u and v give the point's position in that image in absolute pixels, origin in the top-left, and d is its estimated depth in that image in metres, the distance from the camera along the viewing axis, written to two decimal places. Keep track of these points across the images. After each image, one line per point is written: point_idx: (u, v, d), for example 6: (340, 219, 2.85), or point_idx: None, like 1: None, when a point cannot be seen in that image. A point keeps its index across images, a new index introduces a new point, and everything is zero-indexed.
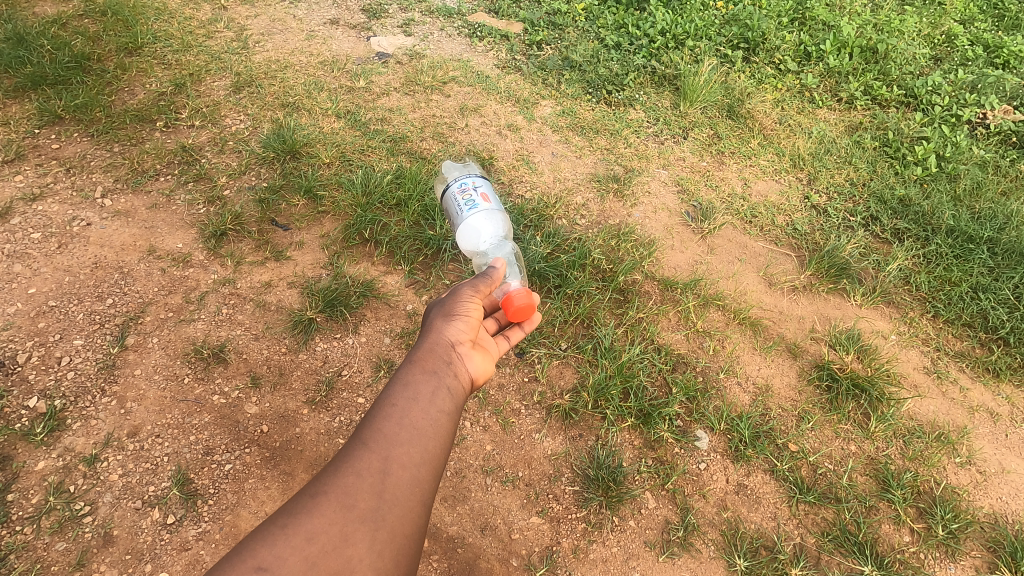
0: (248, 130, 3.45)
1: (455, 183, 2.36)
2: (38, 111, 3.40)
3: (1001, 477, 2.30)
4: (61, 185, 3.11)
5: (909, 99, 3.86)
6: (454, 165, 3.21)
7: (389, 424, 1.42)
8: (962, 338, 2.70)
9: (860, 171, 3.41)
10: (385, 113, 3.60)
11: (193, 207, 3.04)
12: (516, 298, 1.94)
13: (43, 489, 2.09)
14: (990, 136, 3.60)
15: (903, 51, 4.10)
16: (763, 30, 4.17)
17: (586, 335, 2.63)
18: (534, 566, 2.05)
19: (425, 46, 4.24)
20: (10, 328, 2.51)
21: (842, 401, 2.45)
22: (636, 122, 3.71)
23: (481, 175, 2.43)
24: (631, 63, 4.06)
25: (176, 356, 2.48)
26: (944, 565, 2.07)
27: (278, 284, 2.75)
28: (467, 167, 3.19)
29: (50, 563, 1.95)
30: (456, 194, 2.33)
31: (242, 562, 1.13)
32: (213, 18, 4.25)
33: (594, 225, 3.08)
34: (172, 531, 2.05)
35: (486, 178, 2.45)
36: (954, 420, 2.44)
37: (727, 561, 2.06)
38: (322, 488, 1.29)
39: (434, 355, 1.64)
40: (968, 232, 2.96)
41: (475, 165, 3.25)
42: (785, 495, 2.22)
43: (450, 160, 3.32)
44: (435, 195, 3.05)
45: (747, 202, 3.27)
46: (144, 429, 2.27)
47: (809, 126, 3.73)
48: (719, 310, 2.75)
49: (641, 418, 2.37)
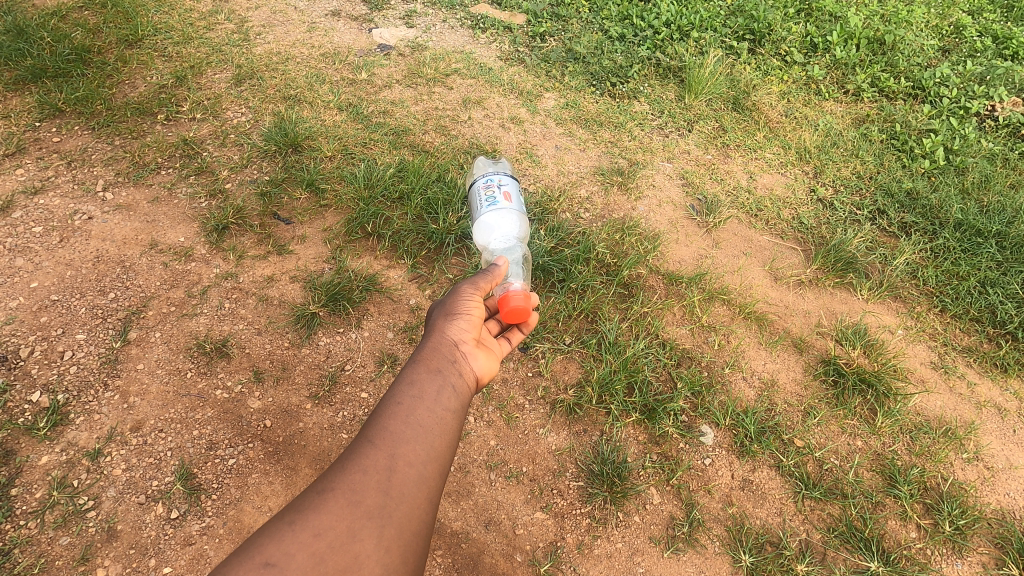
0: (249, 123, 3.42)
1: (483, 178, 2.44)
2: (38, 105, 3.39)
3: (1009, 474, 2.28)
4: (62, 178, 3.10)
5: (918, 91, 3.81)
6: (486, 161, 3.24)
7: (395, 423, 1.42)
8: (971, 332, 2.67)
9: (867, 165, 3.38)
10: (388, 106, 3.57)
11: (195, 201, 3.02)
12: (516, 298, 1.92)
13: (46, 483, 2.09)
14: (999, 128, 3.56)
15: (911, 43, 4.07)
16: (768, 21, 4.16)
17: (590, 329, 2.61)
18: (538, 562, 2.04)
19: (427, 38, 4.20)
20: (12, 322, 2.51)
21: (848, 396, 2.43)
22: (640, 115, 3.67)
23: (511, 176, 2.48)
24: (635, 54, 4.02)
25: (178, 350, 2.47)
26: (951, 562, 2.05)
27: (280, 278, 2.74)
28: (498, 163, 3.22)
29: (54, 558, 1.94)
30: (481, 188, 2.41)
31: (250, 558, 1.12)
32: (214, 10, 4.22)
33: (597, 219, 3.06)
34: (175, 526, 2.04)
35: (516, 181, 2.50)
36: (962, 416, 2.43)
37: (732, 557, 2.05)
38: (329, 485, 1.28)
39: (437, 355, 1.63)
40: (977, 225, 2.94)
41: (507, 166, 3.17)
42: (790, 490, 2.21)
43: (480, 160, 3.24)
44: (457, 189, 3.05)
45: (753, 195, 3.24)
46: (147, 424, 2.27)
47: (815, 118, 3.69)
48: (725, 305, 2.73)
49: (646, 413, 2.36)
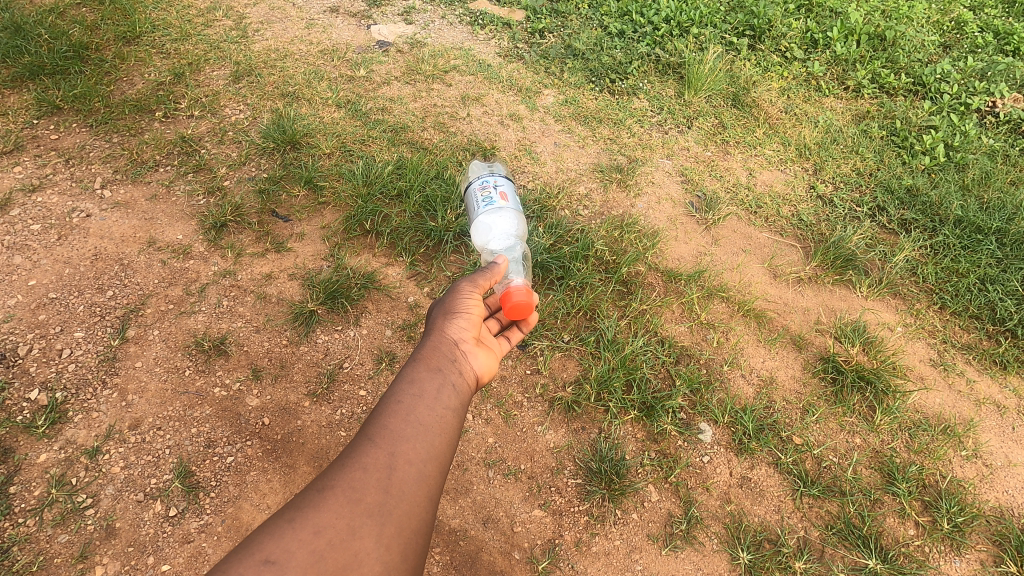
0: (247, 121, 3.41)
1: (478, 180, 2.43)
2: (36, 102, 3.39)
3: (1008, 471, 2.28)
4: (60, 176, 3.09)
5: (918, 87, 3.79)
6: (483, 163, 3.23)
7: (394, 421, 1.41)
8: (970, 330, 2.67)
9: (867, 161, 3.37)
10: (386, 103, 3.56)
11: (194, 198, 3.02)
12: (516, 295, 1.91)
13: (45, 481, 2.09)
14: (1000, 124, 3.54)
15: (912, 38, 4.06)
16: (768, 17, 4.15)
17: (589, 327, 2.61)
18: (536, 559, 2.05)
19: (426, 34, 4.19)
20: (11, 320, 2.51)
21: (847, 393, 2.43)
22: (639, 111, 3.66)
23: (506, 177, 2.48)
24: (634, 51, 4.01)
25: (177, 348, 2.47)
26: (949, 559, 2.05)
27: (279, 276, 2.73)
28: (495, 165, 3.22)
29: (53, 555, 1.95)
30: (477, 190, 2.40)
31: (250, 555, 1.12)
32: (212, 7, 4.21)
33: (597, 216, 3.05)
34: (174, 524, 2.04)
35: (510, 181, 2.50)
36: (961, 413, 2.42)
37: (730, 555, 2.05)
38: (329, 483, 1.28)
39: (437, 354, 1.63)
40: (977, 222, 2.93)
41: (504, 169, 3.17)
42: (789, 488, 2.21)
43: (476, 162, 3.21)
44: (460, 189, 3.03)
45: (752, 192, 3.24)
46: (145, 421, 2.27)
47: (816, 114, 3.68)
48: (724, 302, 2.73)
49: (644, 410, 2.36)
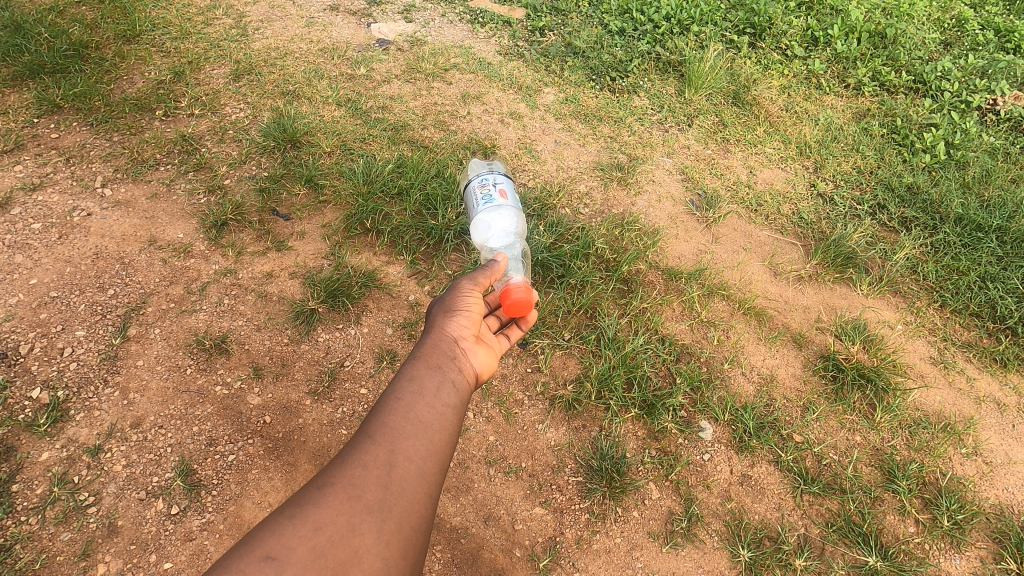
0: (248, 119, 3.41)
1: (478, 178, 2.43)
2: (36, 101, 3.39)
3: (1008, 469, 2.28)
4: (61, 175, 3.09)
5: (919, 85, 3.79)
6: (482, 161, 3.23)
7: (394, 418, 1.41)
8: (971, 327, 2.67)
9: (867, 159, 3.37)
10: (386, 101, 3.56)
11: (194, 197, 3.02)
12: (516, 292, 1.92)
13: (47, 479, 2.09)
14: (1001, 122, 3.53)
15: (912, 36, 4.05)
16: (769, 15, 4.15)
17: (589, 325, 2.61)
18: (537, 557, 2.05)
19: (426, 32, 4.19)
20: (12, 319, 2.51)
21: (848, 391, 2.43)
22: (640, 109, 3.66)
23: (505, 175, 2.49)
24: (635, 49, 4.01)
25: (178, 347, 2.48)
26: (949, 556, 2.05)
27: (279, 275, 2.74)
28: (492, 164, 3.22)
29: (56, 553, 1.95)
30: (476, 188, 2.40)
31: (250, 551, 1.13)
32: (212, 5, 4.21)
33: (597, 214, 3.05)
34: (176, 522, 2.05)
35: (509, 180, 2.51)
36: (961, 411, 2.43)
37: (731, 552, 2.05)
38: (329, 480, 1.28)
39: (437, 351, 1.63)
40: (977, 220, 2.93)
41: (503, 167, 3.18)
42: (789, 486, 2.21)
43: (476, 160, 3.21)
44: (459, 186, 3.04)
45: (753, 189, 3.24)
46: (148, 419, 2.27)
47: (816, 112, 3.68)
48: (724, 301, 2.73)
49: (644, 408, 2.37)
